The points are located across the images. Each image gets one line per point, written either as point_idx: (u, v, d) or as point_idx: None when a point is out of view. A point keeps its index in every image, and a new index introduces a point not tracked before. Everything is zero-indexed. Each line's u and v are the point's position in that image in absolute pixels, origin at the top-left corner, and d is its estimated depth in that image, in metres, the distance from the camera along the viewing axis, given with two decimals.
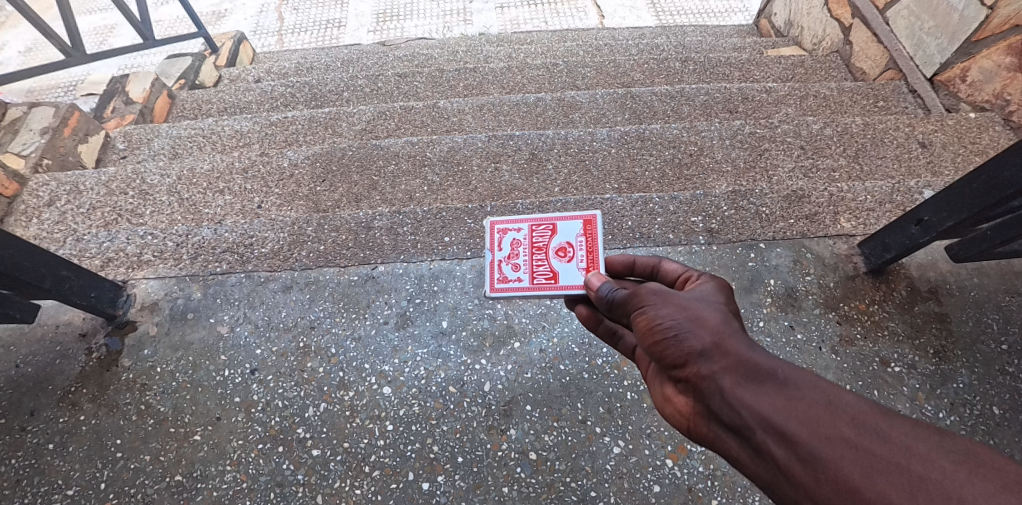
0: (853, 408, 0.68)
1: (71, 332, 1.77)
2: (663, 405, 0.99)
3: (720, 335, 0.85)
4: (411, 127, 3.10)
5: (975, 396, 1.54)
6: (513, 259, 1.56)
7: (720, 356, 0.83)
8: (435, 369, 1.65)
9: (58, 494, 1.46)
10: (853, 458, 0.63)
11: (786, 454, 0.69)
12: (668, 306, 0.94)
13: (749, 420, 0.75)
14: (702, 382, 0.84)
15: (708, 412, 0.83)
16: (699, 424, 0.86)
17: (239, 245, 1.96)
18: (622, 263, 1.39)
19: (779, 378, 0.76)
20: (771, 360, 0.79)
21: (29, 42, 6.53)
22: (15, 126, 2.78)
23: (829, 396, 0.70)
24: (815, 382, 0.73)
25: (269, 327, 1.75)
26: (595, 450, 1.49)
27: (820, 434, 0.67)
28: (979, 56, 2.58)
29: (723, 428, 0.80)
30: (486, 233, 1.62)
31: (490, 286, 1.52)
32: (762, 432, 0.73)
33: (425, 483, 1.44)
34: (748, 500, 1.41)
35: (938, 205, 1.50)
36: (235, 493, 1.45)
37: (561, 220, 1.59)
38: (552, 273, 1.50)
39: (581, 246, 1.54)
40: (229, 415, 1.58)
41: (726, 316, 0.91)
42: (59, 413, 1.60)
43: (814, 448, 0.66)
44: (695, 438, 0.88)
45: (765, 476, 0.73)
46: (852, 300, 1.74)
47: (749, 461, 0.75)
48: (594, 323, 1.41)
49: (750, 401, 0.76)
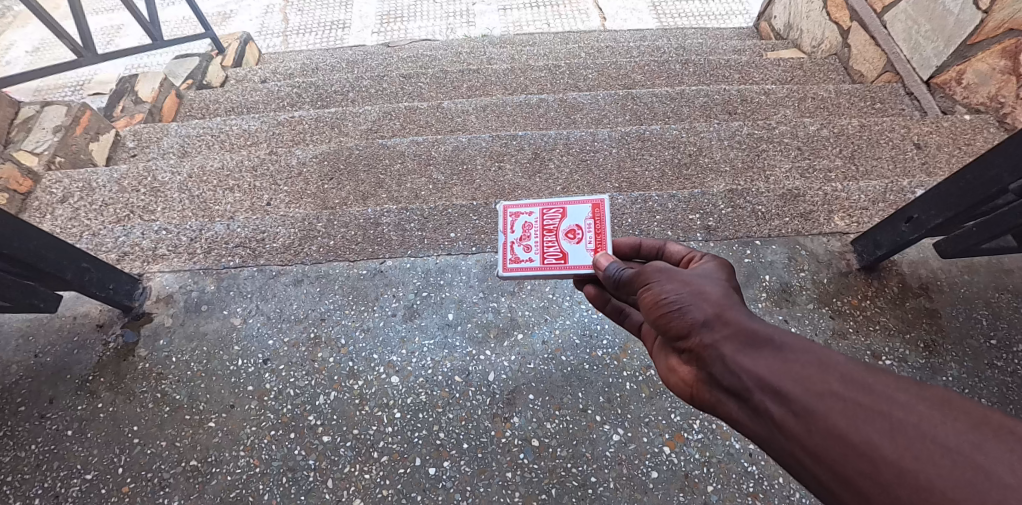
0: (840, 364, 0.71)
1: (89, 324, 1.83)
2: (669, 376, 1.06)
3: (722, 307, 0.92)
4: (416, 127, 3.16)
5: (963, 388, 1.60)
6: (525, 240, 1.63)
7: (721, 325, 0.89)
8: (441, 359, 1.71)
9: (76, 478, 1.51)
10: (840, 409, 0.67)
11: (781, 410, 0.74)
12: (672, 282, 1.01)
13: (747, 382, 0.80)
14: (705, 350, 0.90)
15: (710, 378, 0.89)
16: (702, 391, 0.93)
17: (251, 240, 2.02)
18: (629, 246, 1.46)
19: (775, 343, 0.80)
20: (768, 326, 0.84)
21: (36, 41, 6.61)
22: (29, 124, 2.84)
23: (819, 355, 0.74)
24: (807, 343, 0.77)
25: (281, 319, 1.81)
26: (596, 437, 1.54)
27: (811, 390, 0.71)
28: (974, 59, 2.64)
29: (725, 391, 0.86)
30: (498, 216, 1.69)
31: (503, 266, 1.61)
32: (760, 392, 0.78)
33: (431, 468, 1.50)
34: (743, 486, 1.46)
35: (927, 203, 1.56)
36: (248, 477, 1.51)
37: (571, 204, 1.65)
38: (562, 253, 1.56)
39: (590, 228, 1.58)
40: (243, 403, 1.64)
41: (728, 291, 0.97)
42: (78, 401, 1.66)
43: (806, 403, 0.71)
44: (700, 405, 0.95)
45: (762, 433, 0.78)
46: (844, 295, 1.80)
47: (749, 421, 0.80)
48: (601, 303, 1.47)
49: (749, 365, 0.81)
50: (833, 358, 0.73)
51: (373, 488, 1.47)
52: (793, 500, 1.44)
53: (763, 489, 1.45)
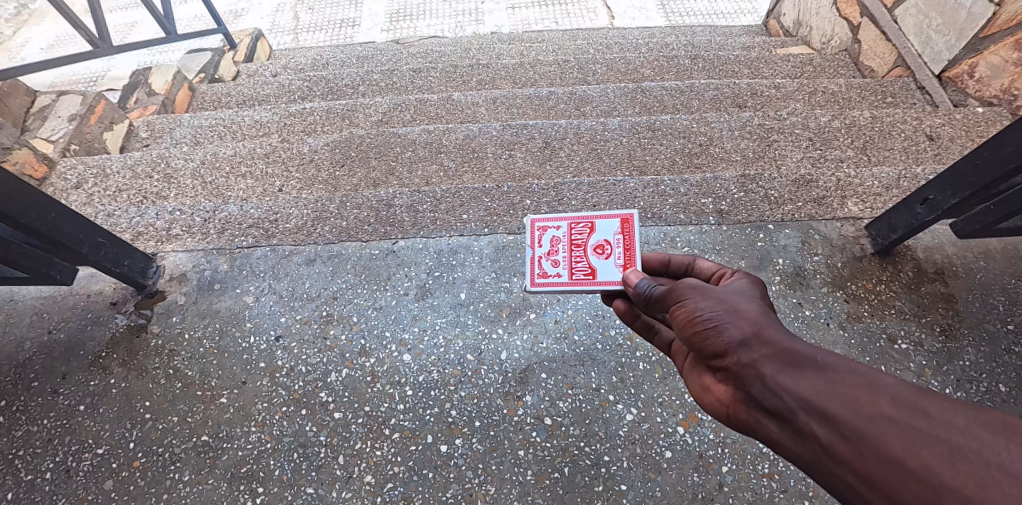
0: (891, 386, 0.67)
1: (103, 301, 1.84)
2: (702, 395, 1.00)
3: (760, 325, 0.87)
4: (427, 118, 3.19)
5: (981, 373, 1.57)
6: (553, 255, 1.60)
7: (759, 344, 0.84)
8: (453, 338, 1.71)
9: (88, 453, 1.51)
10: (894, 433, 0.64)
11: (829, 433, 0.70)
12: (707, 299, 0.95)
13: (790, 403, 0.76)
14: (743, 370, 0.84)
15: (748, 397, 0.84)
16: (739, 410, 0.88)
17: (264, 221, 2.04)
18: (657, 261, 1.42)
19: (818, 363, 0.76)
20: (810, 346, 0.80)
21: (51, 38, 6.71)
22: (45, 112, 2.88)
23: (867, 376, 0.70)
24: (854, 363, 0.73)
25: (294, 298, 1.82)
26: (609, 417, 1.54)
27: (861, 412, 0.67)
28: (986, 52, 2.63)
29: (765, 412, 0.81)
30: (526, 230, 1.66)
31: (531, 281, 1.57)
32: (804, 413, 0.74)
33: (442, 445, 1.49)
34: (758, 467, 1.44)
35: (944, 183, 1.54)
36: (259, 452, 1.50)
37: (599, 218, 1.59)
38: (591, 269, 1.52)
39: (619, 243, 1.54)
40: (254, 379, 1.64)
41: (764, 308, 0.92)
42: (91, 376, 1.66)
43: (857, 426, 0.67)
44: (735, 425, 0.90)
45: (807, 456, 0.73)
46: (859, 279, 1.79)
47: (792, 444, 0.76)
48: (631, 318, 1.42)
49: (791, 386, 0.76)
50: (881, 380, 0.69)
51: (385, 465, 1.46)
52: (810, 481, 1.42)
53: (779, 470, 1.43)
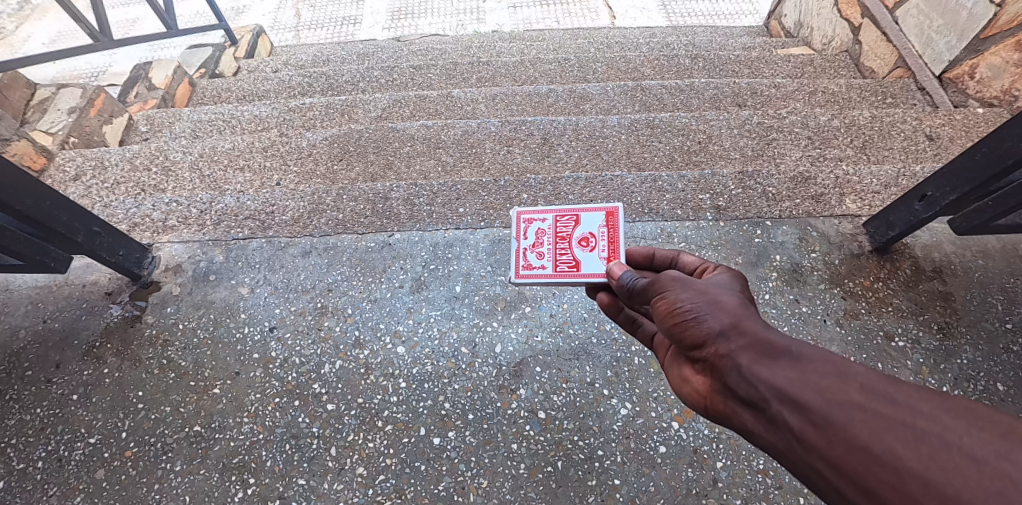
0: (861, 374, 0.67)
1: (97, 291, 1.83)
2: (682, 387, 1.00)
3: (738, 316, 0.86)
4: (426, 114, 3.18)
5: (978, 372, 1.56)
6: (538, 247, 1.59)
7: (737, 335, 0.83)
8: (447, 330, 1.70)
9: (80, 442, 1.50)
10: (860, 419, 0.63)
11: (800, 420, 0.69)
12: (688, 291, 0.94)
13: (764, 392, 0.75)
14: (721, 360, 0.84)
15: (725, 388, 0.83)
16: (717, 401, 0.87)
17: (261, 212, 2.04)
18: (642, 255, 1.41)
19: (792, 353, 0.75)
20: (787, 337, 0.79)
21: (54, 34, 6.74)
22: (45, 105, 2.89)
23: (839, 365, 0.69)
24: (826, 352, 0.72)
25: (289, 289, 1.81)
26: (603, 411, 1.53)
27: (830, 399, 0.67)
28: (988, 53, 2.62)
29: (741, 402, 0.80)
30: (512, 222, 1.65)
31: (515, 272, 1.55)
32: (778, 402, 0.73)
33: (436, 438, 1.48)
34: (753, 463, 1.43)
35: (942, 179, 1.54)
36: (251, 443, 1.49)
37: (585, 211, 1.61)
38: (575, 261, 1.51)
39: (603, 236, 1.55)
40: (248, 370, 1.64)
41: (744, 301, 0.91)
42: (84, 366, 1.65)
43: (826, 413, 0.66)
44: (714, 416, 0.89)
45: (780, 444, 0.73)
46: (857, 276, 1.78)
47: (765, 432, 0.76)
48: (615, 310, 1.40)
49: (766, 375, 0.76)
50: (851, 368, 0.69)
51: (377, 457, 1.45)
52: None
53: (774, 467, 1.42)
